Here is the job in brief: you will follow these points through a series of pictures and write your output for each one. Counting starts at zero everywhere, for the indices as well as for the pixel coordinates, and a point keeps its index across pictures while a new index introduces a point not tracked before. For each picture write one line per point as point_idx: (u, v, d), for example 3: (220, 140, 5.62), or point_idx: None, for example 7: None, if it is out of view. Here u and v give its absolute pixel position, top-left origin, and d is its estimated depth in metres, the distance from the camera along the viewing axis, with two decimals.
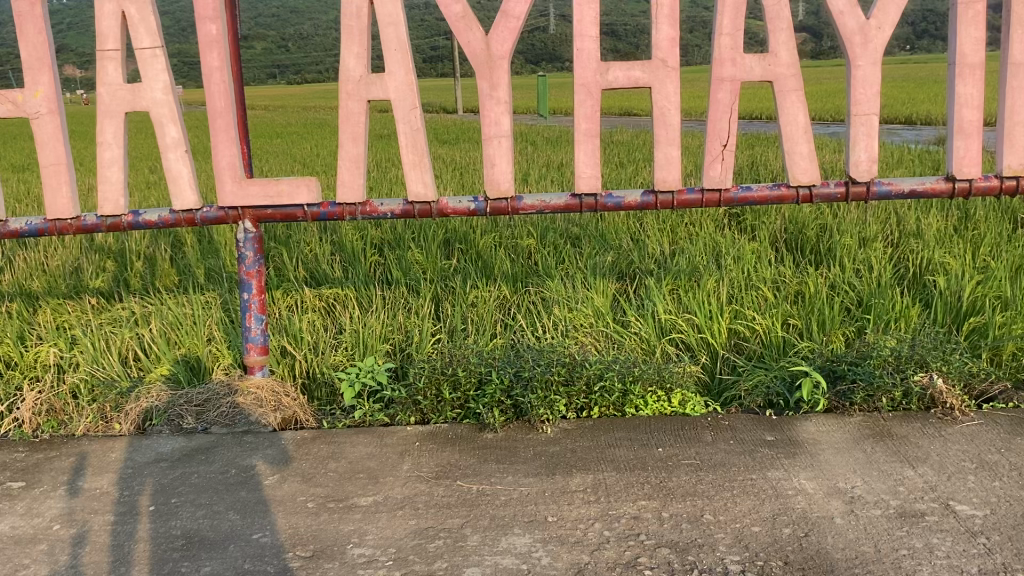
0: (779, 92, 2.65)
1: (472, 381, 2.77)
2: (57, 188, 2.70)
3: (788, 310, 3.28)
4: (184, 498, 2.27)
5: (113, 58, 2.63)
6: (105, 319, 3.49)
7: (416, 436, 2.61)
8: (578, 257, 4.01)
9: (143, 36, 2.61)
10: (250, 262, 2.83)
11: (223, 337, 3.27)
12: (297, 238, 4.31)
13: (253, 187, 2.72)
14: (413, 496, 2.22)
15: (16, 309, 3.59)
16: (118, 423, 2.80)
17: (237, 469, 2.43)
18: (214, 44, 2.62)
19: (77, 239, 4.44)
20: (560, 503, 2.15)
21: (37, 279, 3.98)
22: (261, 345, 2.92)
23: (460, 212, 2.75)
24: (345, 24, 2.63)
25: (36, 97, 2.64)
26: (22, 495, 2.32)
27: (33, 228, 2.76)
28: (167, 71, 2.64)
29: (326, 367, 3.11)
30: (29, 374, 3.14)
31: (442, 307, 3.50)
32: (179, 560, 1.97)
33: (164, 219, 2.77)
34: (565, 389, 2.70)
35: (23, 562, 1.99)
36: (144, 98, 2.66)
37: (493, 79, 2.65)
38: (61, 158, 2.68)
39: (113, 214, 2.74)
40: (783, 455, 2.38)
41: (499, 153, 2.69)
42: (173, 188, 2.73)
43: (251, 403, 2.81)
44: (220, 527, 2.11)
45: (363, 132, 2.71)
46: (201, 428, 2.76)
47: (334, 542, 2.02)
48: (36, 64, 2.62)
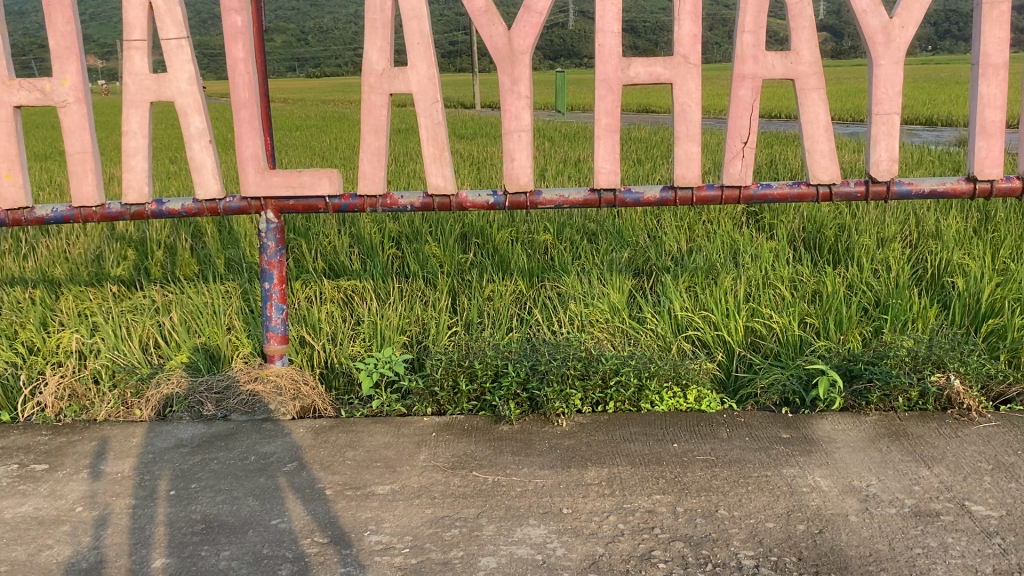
0: (801, 90, 2.65)
1: (489, 373, 2.78)
2: (82, 176, 2.74)
3: (805, 309, 3.28)
4: (204, 483, 2.30)
5: (139, 48, 2.66)
6: (126, 306, 3.53)
7: (432, 427, 2.63)
8: (595, 253, 4.02)
9: (169, 27, 2.64)
10: (272, 252, 2.86)
11: (243, 326, 3.31)
12: (316, 229, 4.35)
13: (276, 177, 2.74)
14: (429, 485, 2.24)
15: (39, 295, 3.64)
16: (139, 409, 2.84)
17: (256, 455, 2.47)
18: (239, 36, 2.65)
19: (99, 227, 4.49)
20: (575, 495, 2.17)
21: (60, 266, 4.04)
22: (280, 334, 2.95)
23: (479, 205, 2.77)
24: (368, 17, 2.64)
25: (64, 85, 2.67)
26: (45, 478, 2.36)
27: (59, 215, 2.79)
28: (193, 62, 2.67)
29: (344, 357, 3.14)
30: (52, 360, 3.18)
31: (459, 300, 3.52)
32: (198, 544, 2.00)
33: (188, 208, 2.79)
34: (580, 383, 2.71)
35: (47, 542, 2.03)
36: (169, 88, 2.69)
37: (514, 74, 2.66)
38: (88, 147, 2.72)
39: (137, 202, 2.77)
40: (798, 453, 2.39)
41: (519, 147, 2.70)
42: (197, 177, 2.76)
43: (271, 391, 2.85)
44: (240, 512, 2.14)
45: (384, 126, 2.73)
46: (220, 414, 2.80)
47: (352, 529, 2.04)
48: (64, 53, 2.65)
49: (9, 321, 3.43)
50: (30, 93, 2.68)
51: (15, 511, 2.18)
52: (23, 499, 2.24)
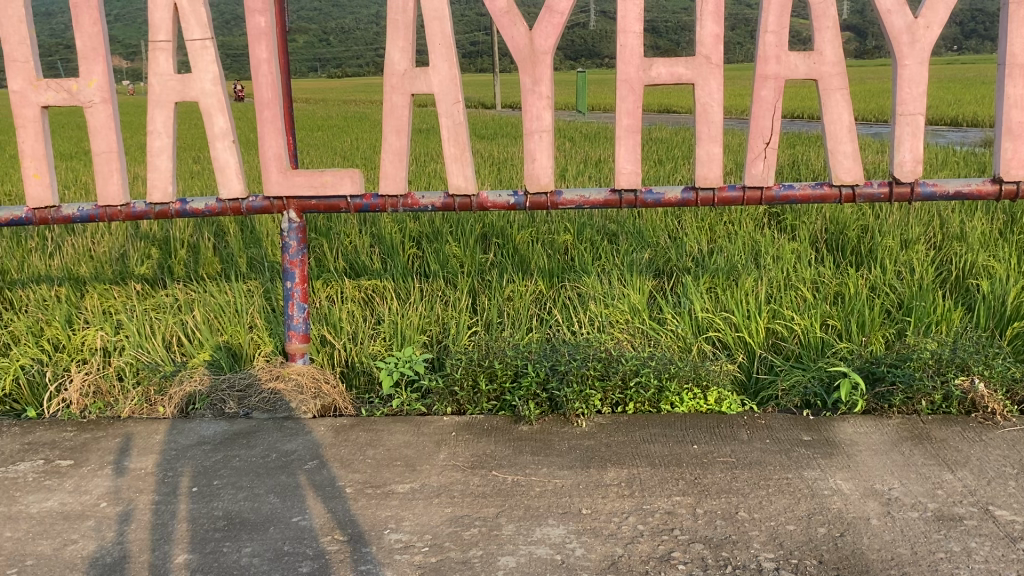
0: (824, 90, 2.63)
1: (508, 373, 2.79)
2: (108, 176, 2.77)
3: (827, 310, 3.26)
4: (226, 480, 2.32)
5: (164, 49, 2.69)
6: (150, 304, 3.57)
7: (452, 426, 2.64)
8: (615, 253, 4.02)
9: (194, 28, 2.67)
10: (294, 251, 2.88)
11: (264, 325, 3.33)
12: (337, 229, 4.37)
13: (298, 177, 2.76)
14: (449, 485, 2.25)
15: (64, 293, 3.69)
16: (162, 406, 2.87)
17: (278, 453, 2.49)
18: (263, 37, 2.67)
19: (123, 226, 4.54)
20: (594, 496, 2.16)
21: (85, 264, 4.09)
22: (302, 333, 2.97)
23: (499, 206, 2.77)
24: (390, 18, 2.65)
25: (90, 86, 2.70)
26: (71, 473, 2.39)
27: (84, 214, 2.82)
28: (217, 63, 2.69)
29: (364, 355, 3.16)
30: (76, 357, 3.23)
31: (479, 300, 3.53)
32: (220, 540, 2.02)
33: (211, 208, 2.81)
34: (600, 384, 2.71)
35: (72, 537, 2.06)
36: (193, 89, 2.71)
37: (536, 74, 2.66)
38: (113, 147, 2.75)
39: (161, 201, 2.80)
40: (819, 455, 2.37)
41: (540, 148, 2.71)
42: (220, 177, 2.78)
43: (292, 390, 2.87)
44: (261, 510, 2.15)
45: (406, 126, 2.74)
46: (242, 412, 2.82)
47: (372, 527, 2.06)
48: (90, 54, 2.68)
49: (35, 318, 3.49)
50: (57, 94, 2.71)
51: (41, 506, 2.21)
52: (49, 494, 2.27)
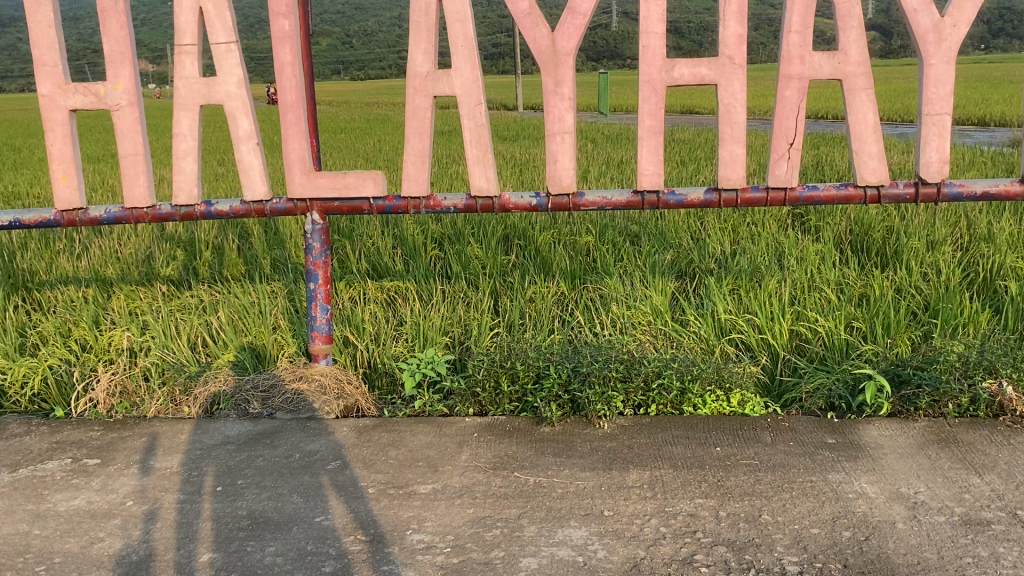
0: (849, 90, 2.61)
1: (531, 374, 2.79)
2: (135, 178, 2.80)
3: (852, 312, 3.23)
4: (250, 480, 2.34)
5: (190, 52, 2.71)
6: (175, 305, 3.61)
7: (474, 427, 2.64)
8: (637, 254, 4.01)
9: (219, 31, 2.69)
10: (317, 253, 2.90)
11: (288, 326, 3.36)
12: (360, 231, 4.40)
13: (321, 179, 2.77)
14: (470, 486, 2.25)
15: (92, 294, 3.73)
16: (187, 406, 2.90)
17: (301, 453, 2.50)
18: (287, 40, 2.69)
19: (149, 228, 4.60)
20: (617, 498, 2.16)
21: (112, 266, 4.13)
22: (325, 334, 2.99)
23: (521, 207, 2.77)
24: (413, 21, 2.66)
25: (117, 89, 2.73)
26: (98, 472, 2.42)
27: (111, 216, 2.85)
28: (241, 66, 2.71)
29: (387, 356, 3.17)
30: (103, 357, 3.27)
31: (501, 302, 3.53)
32: (244, 539, 2.04)
33: (235, 210, 2.83)
34: (622, 385, 2.70)
35: (99, 535, 2.08)
36: (218, 92, 2.73)
37: (558, 76, 2.66)
38: (140, 149, 2.78)
39: (187, 204, 2.82)
40: (844, 458, 2.35)
41: (562, 149, 2.71)
42: (245, 180, 2.81)
43: (315, 390, 2.88)
44: (285, 509, 2.17)
45: (428, 128, 2.75)
46: (266, 412, 2.84)
47: (394, 527, 2.06)
48: (117, 58, 2.72)
49: (63, 319, 3.54)
50: (84, 98, 2.74)
51: (69, 504, 2.24)
52: (76, 492, 2.30)
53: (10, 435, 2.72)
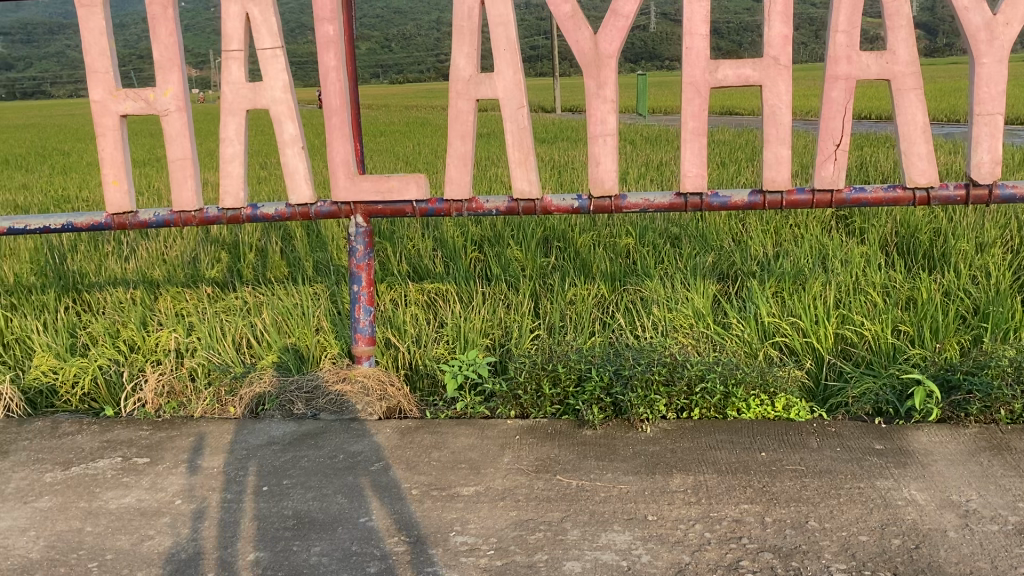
0: (897, 91, 2.57)
1: (572, 377, 2.78)
2: (183, 182, 2.85)
3: (898, 316, 3.17)
4: (295, 480, 2.37)
5: (237, 58, 2.75)
6: (221, 307, 3.66)
7: (515, 430, 2.65)
8: (678, 256, 3.99)
9: (265, 37, 2.73)
10: (361, 255, 2.92)
11: (330, 327, 3.39)
12: (400, 233, 4.43)
13: (365, 182, 2.79)
14: (513, 488, 2.26)
15: (139, 296, 3.80)
16: (233, 406, 2.94)
17: (345, 454, 2.52)
18: (331, 45, 2.72)
19: (195, 231, 4.69)
20: (660, 502, 2.15)
21: (159, 268, 4.21)
22: (368, 335, 3.01)
23: (563, 210, 2.76)
24: (456, 24, 2.68)
25: (166, 95, 2.79)
26: (147, 471, 2.47)
27: (160, 219, 2.91)
28: (287, 71, 2.75)
29: (428, 358, 3.19)
30: (151, 357, 3.33)
31: (541, 304, 3.53)
32: (290, 539, 2.06)
33: (281, 213, 2.87)
34: (665, 389, 2.68)
35: (149, 533, 2.12)
36: (264, 97, 2.77)
37: (600, 78, 2.65)
38: (187, 153, 2.83)
39: (233, 207, 2.86)
40: (892, 465, 2.31)
41: (605, 151, 2.70)
42: (290, 183, 2.84)
43: (358, 392, 2.91)
44: (330, 510, 2.19)
45: (471, 131, 2.76)
46: (310, 413, 2.87)
47: (438, 529, 2.07)
48: (166, 64, 2.77)
49: (112, 320, 3.61)
50: (135, 103, 2.79)
51: (119, 502, 2.28)
52: (127, 490, 2.35)
53: (62, 433, 2.78)
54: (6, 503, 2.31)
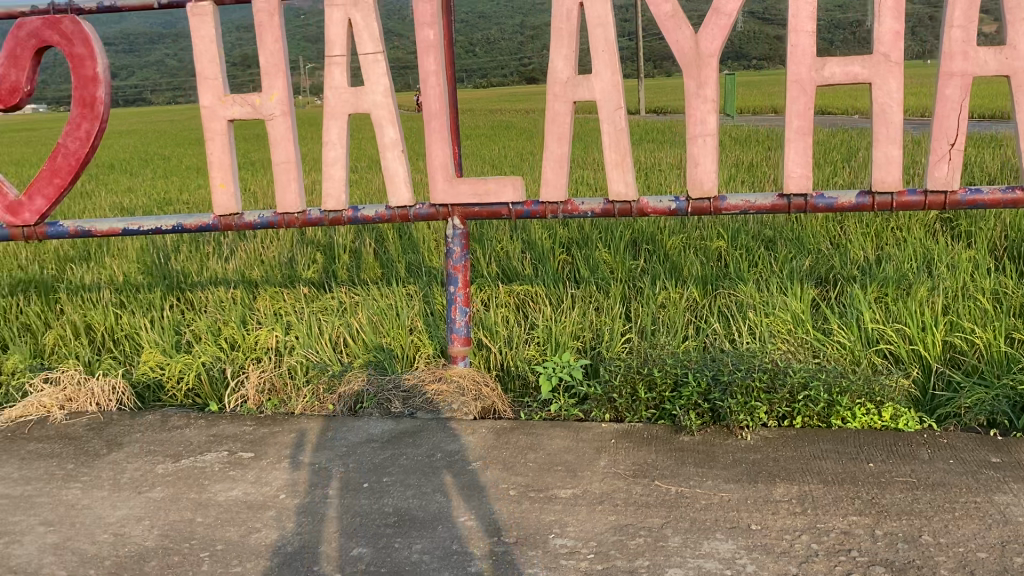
0: (1018, 87, 2.45)
1: (668, 382, 2.74)
2: (286, 184, 2.93)
3: (1013, 324, 3.03)
4: (394, 477, 2.40)
5: (339, 63, 2.81)
6: (317, 307, 3.74)
7: (611, 434, 2.62)
8: (772, 260, 3.89)
9: (367, 42, 2.78)
10: (457, 257, 2.95)
11: (424, 328, 3.43)
12: (490, 236, 4.46)
13: (463, 185, 2.82)
14: (611, 492, 2.24)
15: (240, 295, 3.92)
16: (332, 404, 3.01)
17: (442, 453, 2.55)
18: (431, 49, 2.75)
19: (291, 233, 4.82)
20: (764, 511, 2.10)
21: (257, 268, 4.34)
22: (463, 336, 3.04)
23: (660, 212, 2.73)
24: (554, 27, 2.67)
25: (272, 100, 2.87)
26: (252, 465, 2.54)
27: (265, 221, 2.99)
28: (387, 76, 2.79)
29: (520, 360, 3.20)
30: (251, 355, 3.43)
31: (632, 307, 3.49)
32: (392, 536, 2.09)
33: (381, 215, 2.92)
34: (766, 396, 2.62)
35: (256, 525, 2.18)
36: (365, 101, 2.82)
37: (701, 78, 2.61)
38: (291, 157, 2.91)
39: (335, 209, 2.93)
40: (1011, 479, 2.21)
41: (704, 152, 2.66)
42: (390, 186, 2.90)
43: (454, 392, 2.93)
44: (429, 508, 2.21)
45: (568, 133, 2.75)
46: (407, 412, 2.92)
47: (537, 531, 2.07)
48: (272, 70, 2.85)
49: (215, 319, 3.73)
50: (242, 108, 2.88)
51: (227, 495, 2.35)
52: (233, 483, 2.42)
53: (172, 427, 2.89)
54: (122, 492, 2.41)
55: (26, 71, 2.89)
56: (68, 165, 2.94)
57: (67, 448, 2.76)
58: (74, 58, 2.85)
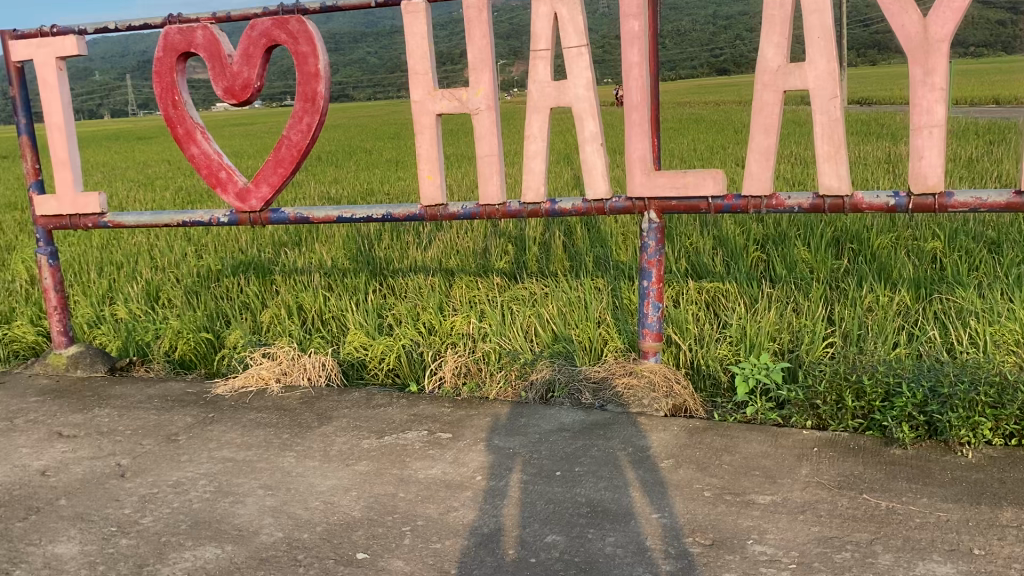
0: None
1: (879, 391, 2.59)
2: (489, 177, 3.00)
3: None
4: (586, 468, 2.41)
5: (544, 57, 2.84)
6: (509, 297, 3.81)
7: (813, 441, 2.51)
8: (996, 263, 3.57)
9: (571, 35, 2.80)
10: (652, 251, 2.91)
11: (614, 321, 3.41)
12: (680, 231, 4.39)
13: (661, 178, 2.78)
14: (814, 502, 2.14)
15: (436, 283, 4.06)
16: (525, 391, 3.07)
17: (634, 447, 2.53)
18: (636, 41, 2.72)
19: (483, 225, 4.95)
20: (989, 537, 1.93)
21: (453, 258, 4.49)
22: (656, 331, 2.99)
23: (876, 207, 2.57)
24: (766, 14, 2.57)
25: (478, 94, 2.94)
26: (449, 446, 2.63)
27: (467, 212, 3.09)
28: (591, 69, 2.80)
29: (712, 359, 3.10)
30: (447, 340, 3.54)
31: (835, 309, 3.31)
32: (585, 526, 2.10)
33: (578, 207, 2.93)
34: (992, 412, 2.40)
35: (453, 504, 2.26)
36: (568, 94, 2.84)
37: (928, 64, 2.43)
38: (494, 150, 2.98)
39: (534, 201, 2.98)
40: None
41: (928, 144, 2.48)
42: (588, 179, 2.90)
43: (645, 386, 2.90)
44: (621, 502, 2.21)
45: (776, 124, 2.65)
46: (597, 404, 2.92)
47: (734, 535, 2.01)
48: (479, 65, 2.92)
49: (413, 305, 3.89)
50: (450, 103, 2.99)
51: (427, 473, 2.45)
52: (432, 462, 2.52)
53: (375, 405, 3.05)
54: (331, 463, 2.57)
55: (256, 70, 3.08)
56: (290, 155, 3.17)
57: (283, 418, 2.98)
58: (298, 56, 3.06)
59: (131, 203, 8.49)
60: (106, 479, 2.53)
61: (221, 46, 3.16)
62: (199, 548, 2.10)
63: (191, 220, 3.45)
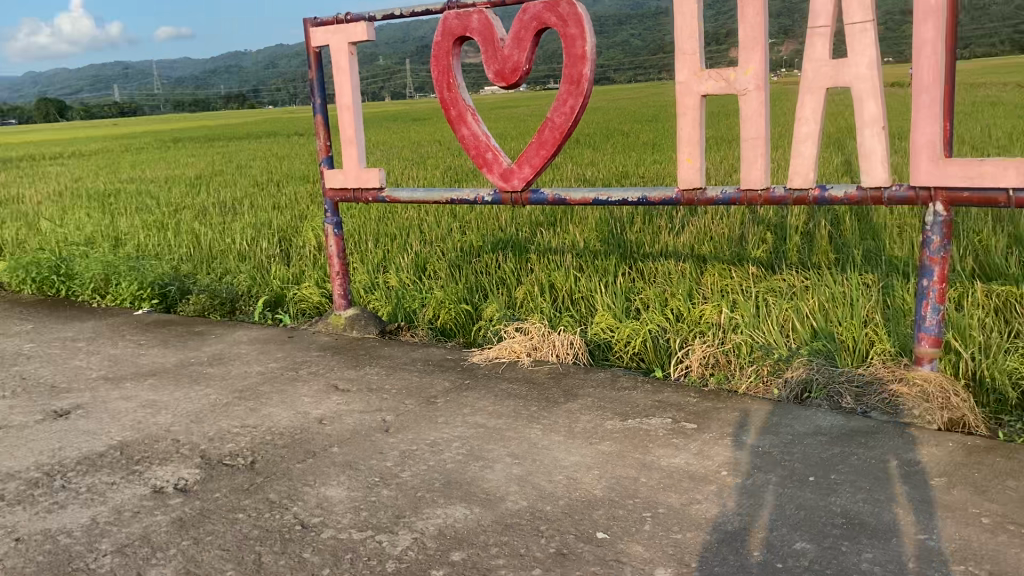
0: None
1: None
2: (753, 161, 2.89)
3: None
4: (842, 477, 2.25)
5: (823, 34, 2.65)
6: (765, 288, 3.64)
7: None
8: None
9: (856, 11, 2.59)
10: (935, 248, 2.65)
11: (882, 321, 3.15)
12: (967, 227, 3.97)
13: (952, 167, 2.53)
14: None
15: (688, 270, 3.98)
16: (777, 389, 2.94)
17: (899, 461, 2.33)
18: (932, 15, 2.47)
19: (742, 212, 4.78)
20: None
21: (707, 244, 4.37)
22: (934, 336, 2.73)
23: None
24: None
25: (747, 74, 2.82)
26: (695, 436, 2.58)
27: (727, 196, 2.99)
28: (875, 46, 2.58)
29: (999, 371, 2.76)
30: (695, 329, 3.46)
31: None
32: (839, 538, 1.96)
33: (851, 196, 2.76)
34: None
35: (696, 496, 2.21)
36: (847, 73, 2.65)
37: None
38: (761, 133, 2.86)
39: (801, 187, 2.83)
40: None
41: None
42: (864, 165, 2.70)
43: (916, 397, 2.65)
44: (882, 516, 2.04)
45: None
46: (860, 410, 2.72)
47: (1015, 570, 1.79)
48: (751, 44, 2.80)
49: (662, 291, 3.84)
50: (716, 83, 2.89)
51: (671, 461, 2.42)
52: (677, 451, 2.48)
53: (622, 387, 3.06)
54: (576, 440, 2.61)
55: (526, 52, 3.16)
56: (554, 137, 3.23)
57: (532, 392, 3.07)
58: (566, 39, 3.11)
59: (404, 180, 9.12)
60: (372, 432, 2.75)
61: (495, 29, 3.28)
62: (450, 506, 2.22)
63: (457, 197, 3.63)
